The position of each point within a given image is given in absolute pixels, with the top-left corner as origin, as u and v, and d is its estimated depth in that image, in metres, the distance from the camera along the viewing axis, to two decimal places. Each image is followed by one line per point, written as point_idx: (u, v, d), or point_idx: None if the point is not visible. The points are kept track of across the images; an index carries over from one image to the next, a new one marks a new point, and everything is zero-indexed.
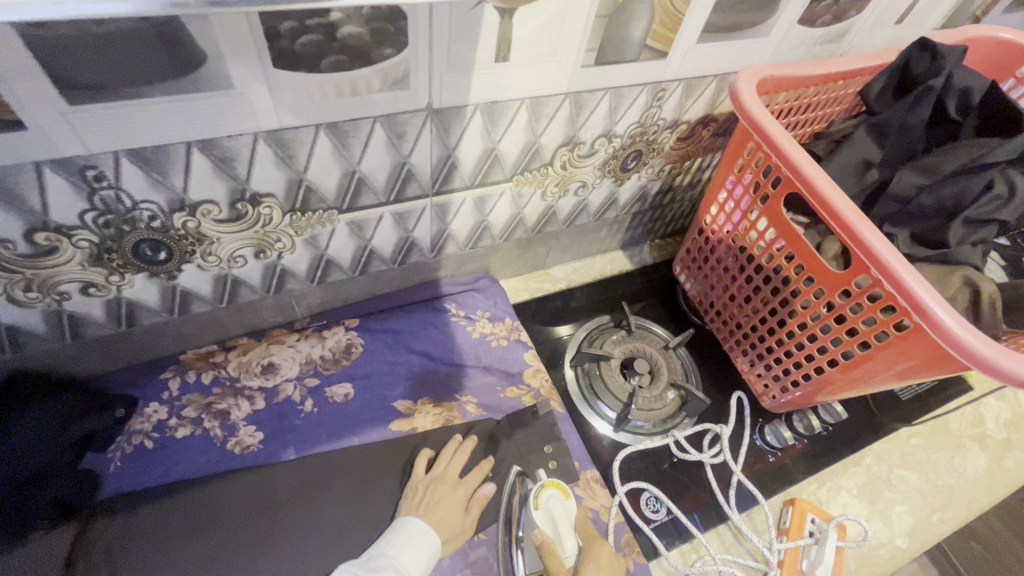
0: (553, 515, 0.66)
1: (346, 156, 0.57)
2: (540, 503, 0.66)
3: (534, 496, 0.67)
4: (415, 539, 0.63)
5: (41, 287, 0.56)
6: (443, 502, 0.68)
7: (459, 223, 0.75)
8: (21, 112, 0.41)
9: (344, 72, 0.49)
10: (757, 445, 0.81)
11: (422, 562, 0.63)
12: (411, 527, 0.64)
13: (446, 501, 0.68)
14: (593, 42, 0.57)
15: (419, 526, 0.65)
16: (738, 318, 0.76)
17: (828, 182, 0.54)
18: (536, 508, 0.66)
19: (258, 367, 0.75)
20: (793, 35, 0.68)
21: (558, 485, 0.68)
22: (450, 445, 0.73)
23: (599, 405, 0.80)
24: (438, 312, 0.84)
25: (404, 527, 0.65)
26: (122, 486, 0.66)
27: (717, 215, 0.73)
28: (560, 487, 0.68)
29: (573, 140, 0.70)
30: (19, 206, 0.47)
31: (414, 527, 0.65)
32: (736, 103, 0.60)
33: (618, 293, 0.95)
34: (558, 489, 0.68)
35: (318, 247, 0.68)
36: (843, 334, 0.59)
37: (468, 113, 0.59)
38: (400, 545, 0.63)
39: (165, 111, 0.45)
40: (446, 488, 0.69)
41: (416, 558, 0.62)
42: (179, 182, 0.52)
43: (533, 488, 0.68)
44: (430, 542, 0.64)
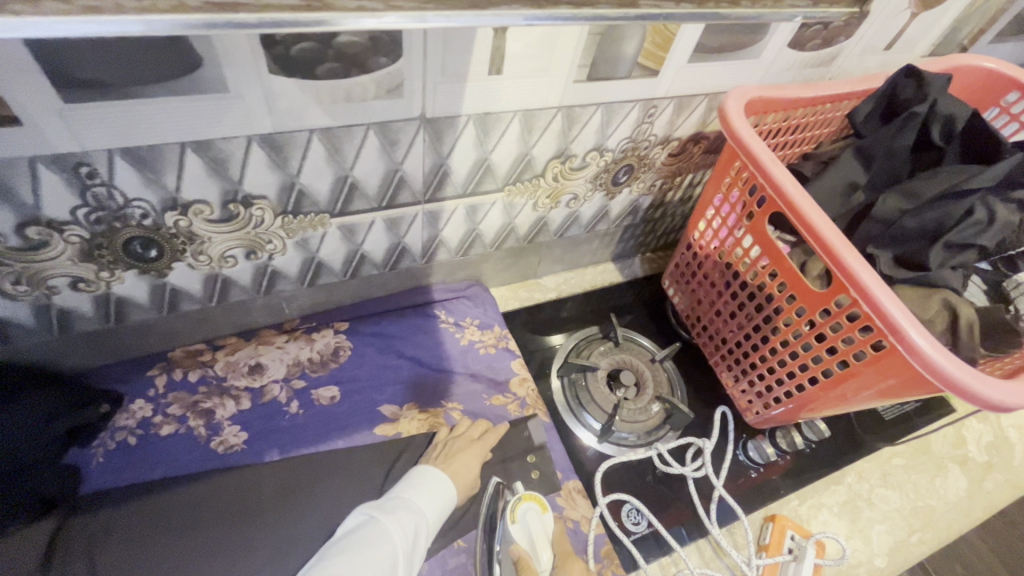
0: (528, 529, 0.69)
1: (340, 161, 0.58)
2: (517, 517, 0.69)
3: (511, 509, 0.70)
4: (431, 484, 0.67)
5: (31, 280, 0.56)
6: (462, 456, 0.71)
7: (451, 230, 0.76)
8: (16, 108, 0.42)
9: (338, 78, 0.50)
10: (740, 460, 0.81)
11: (439, 503, 0.67)
12: (425, 473, 0.68)
13: (466, 454, 0.71)
14: (585, 59, 0.58)
15: (435, 473, 0.68)
16: (724, 333, 0.77)
17: (811, 204, 0.54)
18: (513, 521, 0.69)
19: (246, 367, 0.75)
20: (783, 58, 0.70)
21: (535, 498, 0.71)
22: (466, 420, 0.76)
23: (585, 416, 0.80)
24: (428, 318, 0.85)
25: (417, 473, 0.68)
26: (102, 483, 0.66)
27: (704, 231, 0.74)
28: (538, 500, 0.71)
29: (565, 153, 0.71)
30: (12, 200, 0.48)
31: (433, 471, 0.68)
32: (724, 122, 0.61)
33: (608, 305, 0.96)
34: (536, 502, 0.71)
35: (309, 250, 0.68)
36: (824, 352, 0.60)
37: (461, 123, 0.60)
38: (414, 488, 0.67)
39: (159, 112, 0.46)
40: (464, 444, 0.72)
41: (432, 499, 0.66)
42: (172, 181, 0.52)
43: (511, 501, 0.70)
44: (444, 488, 0.68)
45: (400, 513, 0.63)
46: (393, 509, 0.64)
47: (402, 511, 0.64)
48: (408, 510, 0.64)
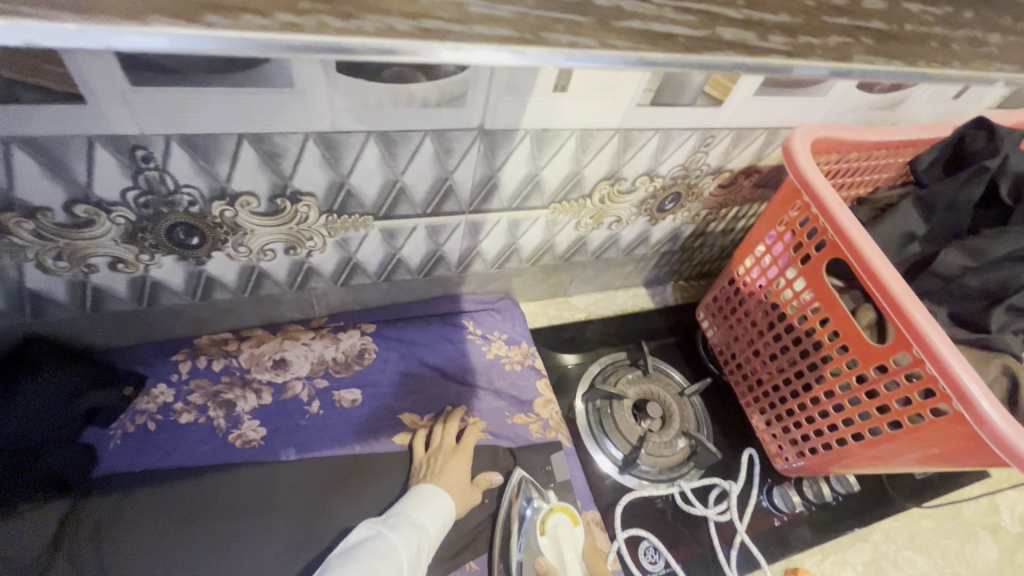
0: (558, 544, 0.67)
1: (392, 165, 0.57)
2: (547, 529, 0.67)
3: (542, 520, 0.68)
4: (433, 500, 0.65)
5: (71, 257, 0.55)
6: (451, 466, 0.69)
7: (490, 242, 0.74)
8: (83, 87, 0.41)
9: (403, 83, 0.48)
10: (763, 506, 0.78)
11: (441, 519, 0.65)
12: (424, 489, 0.66)
13: (456, 463, 0.70)
14: (652, 84, 0.57)
15: (428, 487, 0.67)
16: (760, 374, 0.74)
17: (879, 255, 0.52)
18: (542, 533, 0.67)
19: (269, 361, 0.74)
20: (850, 98, 0.67)
21: (567, 511, 0.69)
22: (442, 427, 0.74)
23: (608, 445, 0.78)
24: (455, 327, 0.83)
25: (417, 490, 0.66)
26: (117, 466, 0.64)
27: (751, 267, 0.71)
28: (569, 514, 0.69)
29: (615, 176, 0.69)
30: (65, 176, 0.47)
31: (430, 487, 0.67)
32: (789, 159, 0.58)
33: (637, 331, 0.94)
34: (567, 515, 0.69)
35: (348, 250, 0.67)
36: (873, 409, 0.57)
37: (518, 137, 0.58)
38: (417, 504, 0.64)
39: (221, 101, 0.45)
40: (449, 455, 0.70)
41: (435, 515, 0.64)
42: (224, 171, 0.51)
43: (541, 514, 0.68)
44: (445, 504, 0.66)
45: (405, 530, 0.61)
46: (397, 525, 0.61)
47: (408, 527, 0.62)
48: (413, 526, 0.62)
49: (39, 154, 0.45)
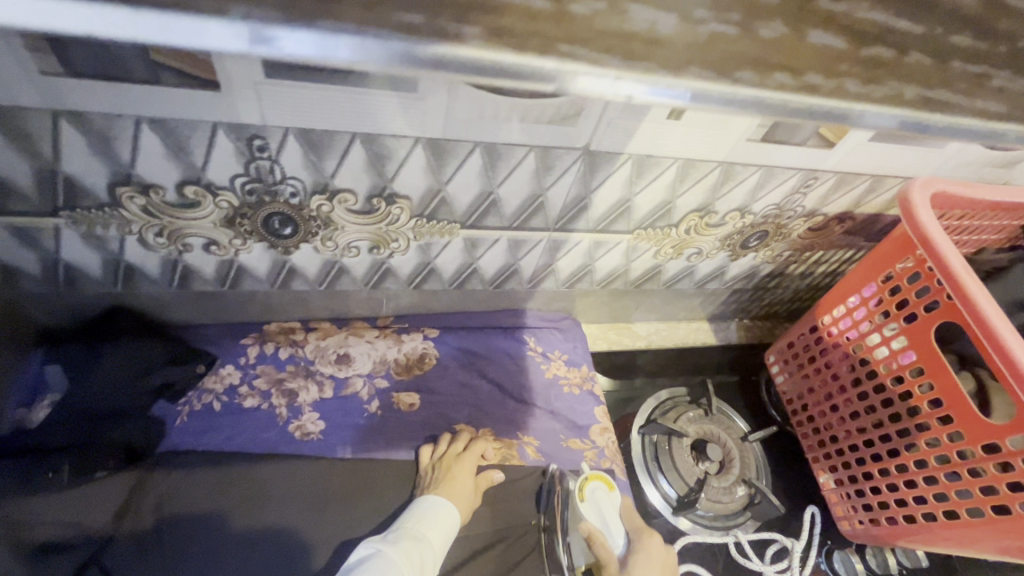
0: (600, 510, 0.67)
1: (490, 177, 0.56)
2: (585, 495, 0.67)
3: (579, 487, 0.68)
4: (436, 515, 0.64)
5: (170, 235, 0.56)
6: (460, 475, 0.67)
7: (566, 262, 0.73)
8: (221, 76, 0.41)
9: (522, 97, 0.48)
10: (821, 569, 0.74)
11: (444, 531, 0.64)
12: (426, 502, 0.65)
13: (462, 471, 0.68)
14: (768, 120, 0.55)
15: (432, 499, 0.65)
16: (836, 430, 0.70)
17: (1007, 325, 0.48)
18: (582, 500, 0.67)
19: (333, 356, 0.74)
20: (969, 152, 0.64)
21: (602, 477, 0.69)
22: (449, 436, 0.72)
23: (663, 482, 0.75)
24: (516, 342, 0.82)
25: (418, 505, 0.65)
26: (183, 442, 0.65)
27: (839, 317, 0.68)
28: (604, 479, 0.69)
29: (707, 208, 0.67)
30: (184, 158, 0.48)
31: (430, 497, 0.65)
32: (908, 212, 0.55)
33: (698, 366, 0.91)
34: (603, 480, 0.69)
35: (428, 255, 0.66)
36: (975, 488, 0.53)
37: (620, 161, 0.57)
38: (418, 518, 0.63)
39: (344, 98, 0.45)
40: (453, 462, 0.69)
41: (437, 529, 0.63)
42: (330, 167, 0.51)
43: (577, 480, 0.68)
44: (447, 511, 0.65)
45: (402, 543, 0.60)
46: (397, 542, 0.60)
47: (408, 541, 0.60)
48: (414, 539, 0.61)
49: (165, 135, 0.46)
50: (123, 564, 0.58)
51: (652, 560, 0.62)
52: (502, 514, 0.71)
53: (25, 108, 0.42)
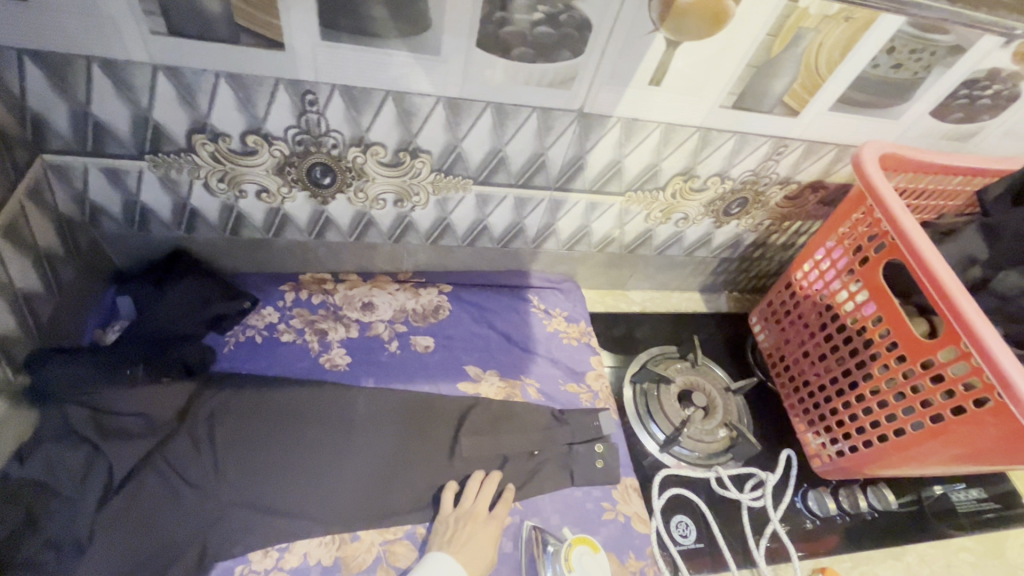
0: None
1: (499, 135, 0.66)
2: (573, 564, 0.63)
3: (564, 558, 0.64)
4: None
5: (230, 180, 0.67)
6: (476, 539, 0.65)
7: (566, 222, 0.82)
8: (286, 37, 0.52)
9: (526, 62, 0.58)
10: (797, 506, 0.80)
11: None
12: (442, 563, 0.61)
13: (481, 536, 0.66)
14: (736, 87, 0.64)
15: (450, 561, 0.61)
16: (807, 374, 0.78)
17: (936, 254, 0.57)
18: (569, 570, 0.63)
19: (359, 303, 0.84)
20: (922, 124, 0.73)
21: (587, 541, 0.66)
22: (472, 487, 0.70)
23: (651, 423, 0.83)
24: (522, 300, 0.91)
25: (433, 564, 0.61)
26: (229, 365, 0.74)
27: (809, 271, 0.76)
28: (589, 542, 0.66)
29: (690, 172, 0.76)
30: (248, 109, 0.59)
31: (443, 559, 0.62)
32: (857, 166, 0.64)
33: (689, 330, 0.98)
34: (588, 545, 0.65)
35: (445, 210, 0.76)
36: (917, 404, 0.61)
37: (610, 124, 0.67)
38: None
39: (382, 59, 0.56)
40: (476, 525, 0.66)
41: None
42: (366, 121, 0.62)
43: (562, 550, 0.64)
44: None
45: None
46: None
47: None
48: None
49: (236, 88, 0.57)
50: (182, 456, 0.64)
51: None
52: (509, 441, 0.76)
53: (133, 62, 0.53)
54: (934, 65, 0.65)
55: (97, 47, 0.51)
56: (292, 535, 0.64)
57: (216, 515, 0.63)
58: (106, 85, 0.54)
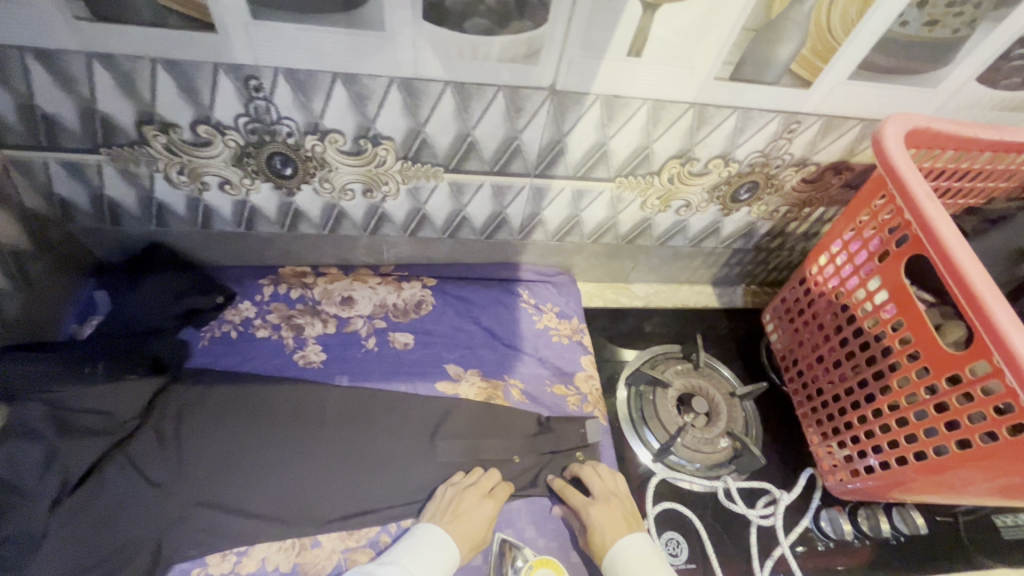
0: None
1: (465, 118, 0.60)
2: None
3: None
4: (433, 549, 0.60)
5: (190, 172, 0.65)
6: (472, 510, 0.64)
7: (553, 211, 0.76)
8: (215, 17, 0.49)
9: (481, 35, 0.52)
10: (807, 528, 0.72)
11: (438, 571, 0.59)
12: (429, 534, 0.61)
13: (477, 513, 0.64)
14: (733, 55, 0.56)
15: (439, 533, 0.61)
16: (821, 382, 0.69)
17: (966, 251, 0.48)
18: None
19: (338, 297, 0.81)
20: (967, 92, 0.62)
21: (550, 564, 0.63)
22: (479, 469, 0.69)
23: (644, 431, 0.76)
24: (510, 294, 0.86)
25: (420, 535, 0.61)
26: (202, 361, 0.73)
27: (825, 265, 0.68)
28: (553, 565, 0.63)
29: (687, 154, 0.68)
30: (193, 97, 0.56)
31: (438, 531, 0.62)
32: (876, 146, 0.55)
33: (697, 327, 0.90)
34: (550, 568, 0.63)
35: (418, 200, 0.71)
36: (941, 425, 0.53)
37: (588, 102, 0.60)
38: (412, 554, 0.59)
39: (322, 38, 0.51)
40: (476, 498, 0.66)
41: (428, 565, 0.59)
42: (318, 107, 0.58)
43: None
44: (446, 553, 0.60)
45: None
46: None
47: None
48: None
49: (176, 75, 0.54)
50: (147, 456, 0.64)
51: (612, 515, 0.65)
52: (485, 447, 0.72)
53: (65, 50, 0.51)
54: (978, 19, 0.54)
55: (26, 36, 0.49)
56: (253, 539, 0.62)
57: (176, 516, 0.62)
58: (44, 76, 0.53)
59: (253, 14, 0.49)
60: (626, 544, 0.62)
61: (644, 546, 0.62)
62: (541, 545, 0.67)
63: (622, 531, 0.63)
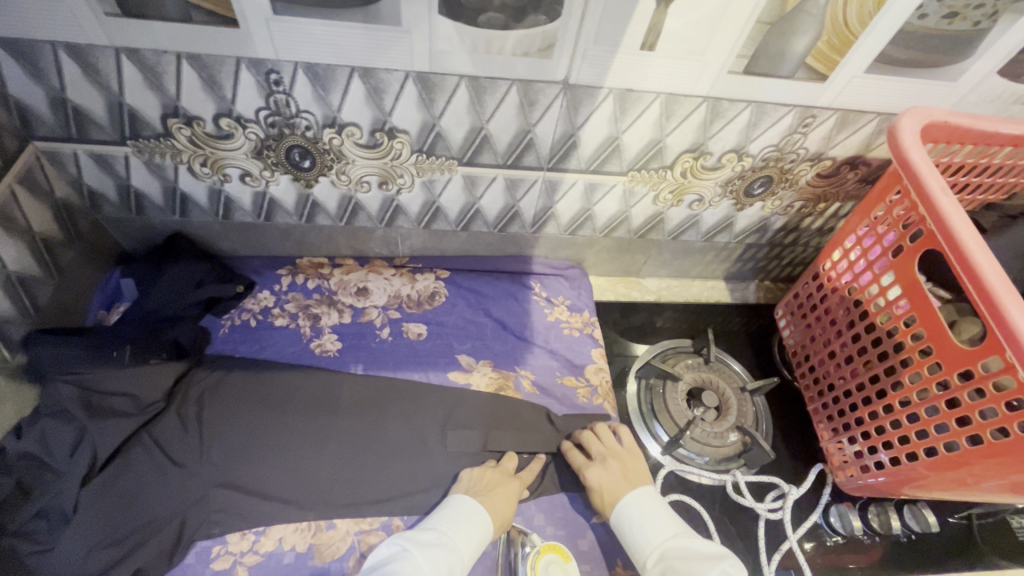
0: None
1: (479, 112, 0.61)
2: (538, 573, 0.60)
3: (530, 567, 0.60)
4: (468, 519, 0.61)
5: (212, 165, 0.67)
6: (500, 489, 0.66)
7: (565, 205, 0.76)
8: (238, 13, 0.50)
9: (496, 30, 0.53)
10: (816, 523, 0.72)
11: (477, 539, 0.60)
12: (463, 505, 0.62)
13: (504, 489, 0.66)
14: (747, 49, 0.55)
15: (471, 504, 0.62)
16: (832, 377, 0.69)
17: (980, 247, 0.48)
18: None
19: (354, 288, 0.82)
20: (988, 85, 0.61)
21: (557, 549, 0.62)
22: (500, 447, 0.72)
23: (653, 424, 0.76)
24: (522, 287, 0.87)
25: (455, 506, 0.62)
26: (224, 348, 0.76)
27: (838, 261, 0.68)
28: (559, 551, 0.62)
29: (700, 148, 0.68)
30: (216, 91, 0.57)
31: (468, 503, 0.62)
32: (891, 141, 0.55)
33: (708, 322, 0.90)
34: (557, 553, 0.62)
35: (433, 193, 0.73)
36: (952, 422, 0.53)
37: (601, 96, 0.60)
38: (452, 523, 0.60)
39: (340, 33, 0.52)
40: (501, 477, 0.68)
41: (467, 533, 0.60)
42: (336, 101, 0.59)
43: (527, 560, 0.60)
44: (481, 522, 0.61)
45: (436, 549, 0.56)
46: (428, 544, 0.57)
47: (438, 547, 0.57)
48: (443, 546, 0.57)
49: (200, 69, 0.55)
50: (170, 436, 0.66)
51: (610, 475, 0.66)
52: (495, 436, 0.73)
53: (95, 45, 0.53)
54: (999, 12, 0.53)
55: (58, 31, 0.51)
56: (270, 519, 0.64)
57: (197, 495, 0.64)
58: (75, 70, 0.55)
59: (272, 9, 0.50)
60: (623, 503, 0.63)
61: (648, 502, 0.63)
62: (550, 532, 0.68)
63: (622, 489, 0.65)
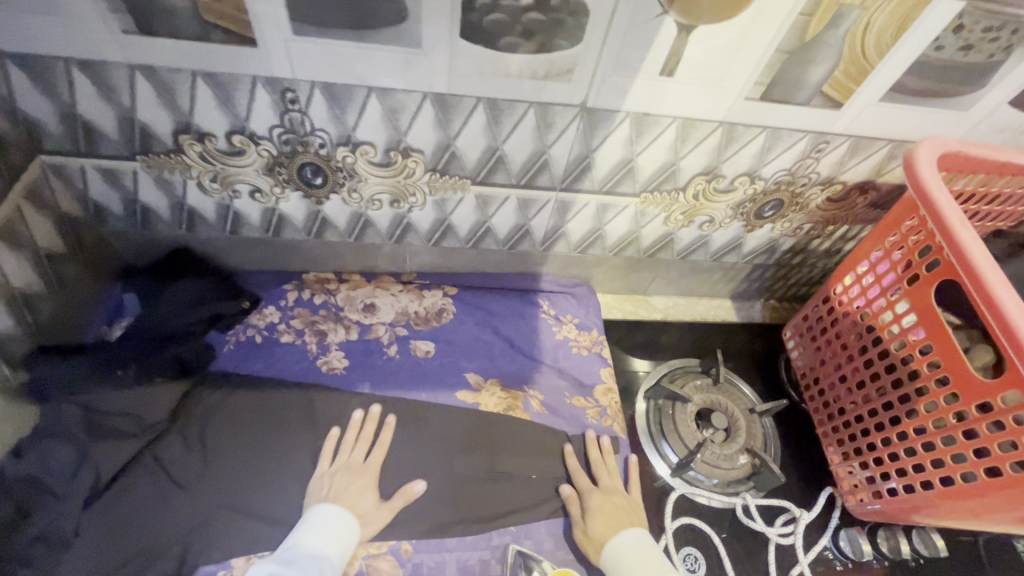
0: None
1: (495, 133, 0.61)
2: None
3: None
4: (332, 526, 0.60)
5: (222, 180, 0.66)
6: (478, 490, 0.70)
7: (576, 224, 0.76)
8: (257, 33, 0.50)
9: (515, 54, 0.53)
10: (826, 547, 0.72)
11: (342, 544, 0.60)
12: (326, 513, 0.61)
13: (481, 490, 0.70)
14: (764, 77, 0.56)
15: (334, 510, 0.62)
16: (843, 401, 0.69)
17: (1001, 281, 0.48)
18: None
19: (361, 304, 0.81)
20: (1000, 115, 0.61)
21: None
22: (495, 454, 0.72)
23: (663, 445, 0.75)
24: (531, 304, 0.86)
25: (312, 517, 0.61)
26: (228, 366, 0.73)
27: (850, 285, 0.68)
28: None
29: (714, 171, 0.68)
30: (230, 109, 0.57)
31: (327, 510, 0.62)
32: (909, 170, 0.55)
33: (716, 341, 0.90)
34: None
35: (444, 211, 0.72)
36: (970, 452, 0.54)
37: (618, 119, 0.60)
38: (311, 533, 0.59)
39: (358, 55, 0.52)
40: (483, 485, 0.70)
41: (333, 539, 0.60)
42: (352, 120, 0.59)
43: None
44: (347, 525, 0.61)
45: (299, 564, 0.56)
46: (291, 563, 0.56)
47: (302, 561, 0.56)
48: (309, 558, 0.57)
49: (215, 87, 0.55)
50: (173, 458, 0.65)
51: (611, 505, 0.68)
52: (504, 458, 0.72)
53: (109, 62, 0.52)
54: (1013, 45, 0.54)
55: (72, 47, 0.50)
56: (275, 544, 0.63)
57: (199, 520, 0.62)
58: (87, 86, 0.54)
59: (291, 30, 0.49)
60: (620, 534, 0.64)
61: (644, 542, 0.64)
62: (561, 557, 0.67)
63: (620, 520, 0.66)
